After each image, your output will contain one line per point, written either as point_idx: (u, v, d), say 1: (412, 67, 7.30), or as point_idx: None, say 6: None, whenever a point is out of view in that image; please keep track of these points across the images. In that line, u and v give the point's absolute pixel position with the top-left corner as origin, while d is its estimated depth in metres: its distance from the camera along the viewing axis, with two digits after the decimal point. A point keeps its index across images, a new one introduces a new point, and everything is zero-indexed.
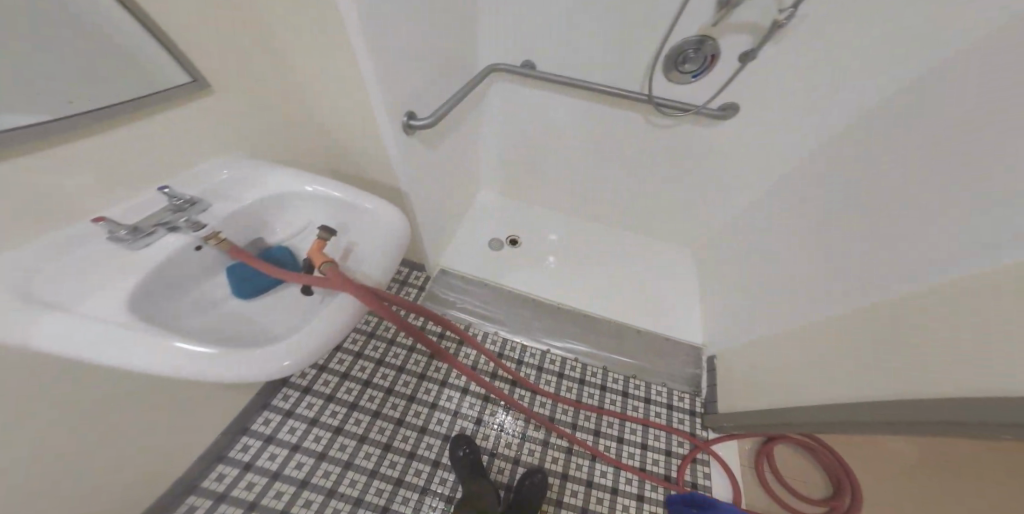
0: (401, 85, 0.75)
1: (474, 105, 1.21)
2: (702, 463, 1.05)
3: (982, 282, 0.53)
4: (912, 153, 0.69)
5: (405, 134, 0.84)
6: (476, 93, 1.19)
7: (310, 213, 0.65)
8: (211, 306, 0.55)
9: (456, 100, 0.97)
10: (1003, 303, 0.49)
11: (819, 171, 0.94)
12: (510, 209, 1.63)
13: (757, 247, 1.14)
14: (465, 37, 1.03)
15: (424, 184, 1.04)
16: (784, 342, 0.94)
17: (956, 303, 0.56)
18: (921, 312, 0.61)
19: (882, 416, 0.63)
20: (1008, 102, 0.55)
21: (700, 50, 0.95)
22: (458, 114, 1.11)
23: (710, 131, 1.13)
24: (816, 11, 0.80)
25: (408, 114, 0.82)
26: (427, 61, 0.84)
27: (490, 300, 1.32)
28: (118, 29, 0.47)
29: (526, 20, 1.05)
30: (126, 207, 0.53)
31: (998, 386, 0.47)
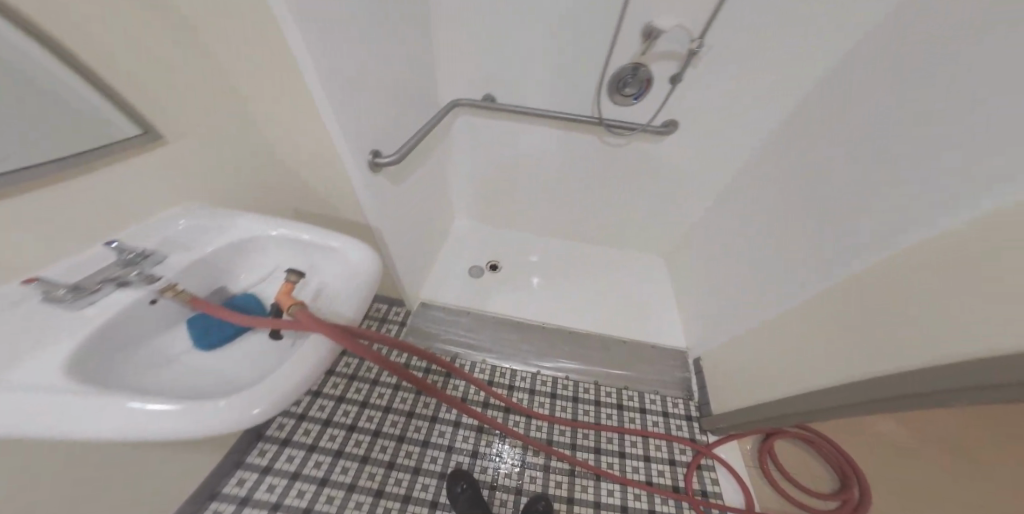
0: (365, 118, 0.79)
1: (439, 138, 1.27)
2: (707, 469, 1.04)
3: (925, 257, 0.60)
4: (857, 153, 0.76)
5: (372, 171, 0.86)
6: (440, 127, 1.24)
7: (281, 257, 0.66)
8: (169, 362, 0.53)
9: (421, 134, 1.01)
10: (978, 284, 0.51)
11: (771, 174, 1.03)
12: (484, 234, 1.66)
13: (725, 247, 1.22)
14: (426, 78, 1.10)
15: (396, 218, 1.06)
16: (761, 335, 0.98)
17: (915, 283, 0.60)
18: (882, 289, 0.66)
19: (862, 396, 0.65)
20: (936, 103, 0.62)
21: (636, 76, 1.05)
22: (424, 148, 1.16)
23: (658, 146, 1.23)
24: (721, 36, 0.96)
25: (373, 153, 0.85)
26: (388, 94, 0.88)
27: (473, 327, 1.31)
28: (83, 89, 0.46)
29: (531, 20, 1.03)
30: (70, 262, 0.48)
31: (964, 349, 0.51)
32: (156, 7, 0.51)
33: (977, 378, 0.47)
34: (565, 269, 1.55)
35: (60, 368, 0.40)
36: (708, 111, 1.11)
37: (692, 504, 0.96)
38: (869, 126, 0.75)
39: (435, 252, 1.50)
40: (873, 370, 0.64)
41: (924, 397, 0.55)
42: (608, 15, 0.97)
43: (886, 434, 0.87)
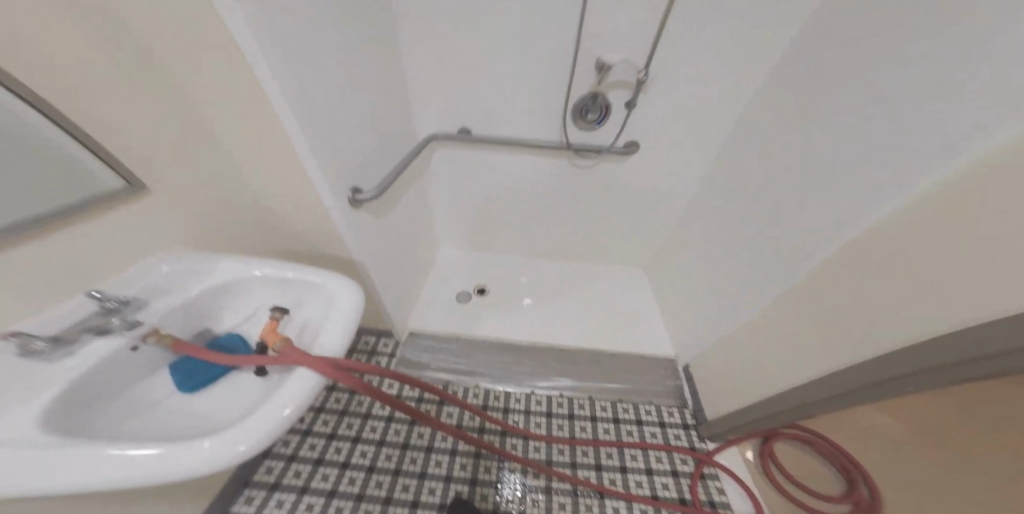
0: (342, 160, 0.83)
1: (418, 171, 1.32)
2: (712, 477, 1.02)
3: (882, 242, 0.65)
4: (815, 153, 0.84)
5: (352, 207, 0.89)
6: (418, 161, 1.30)
7: (264, 296, 0.67)
8: (146, 410, 0.52)
9: (399, 170, 1.06)
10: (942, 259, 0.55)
11: (738, 184, 1.12)
12: (470, 260, 1.70)
13: (702, 254, 1.28)
14: (402, 118, 1.17)
15: (379, 250, 1.08)
16: (743, 334, 1.02)
17: (881, 273, 0.65)
18: (851, 278, 0.71)
19: (853, 384, 0.67)
20: (875, 104, 0.69)
21: (595, 103, 1.14)
22: (404, 182, 1.20)
23: (623, 165, 1.32)
24: (663, 65, 1.06)
25: (352, 190, 0.88)
26: (366, 136, 0.93)
27: (464, 353, 1.30)
28: (63, 140, 0.48)
29: (530, 20, 1.01)
30: (49, 314, 0.48)
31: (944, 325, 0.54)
32: (127, 71, 0.55)
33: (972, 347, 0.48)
34: (553, 287, 1.58)
35: (37, 420, 0.39)
36: (706, 109, 1.14)
37: None
38: (823, 126, 0.82)
39: (420, 282, 1.51)
40: (858, 359, 0.67)
41: (908, 378, 0.58)
42: (566, 51, 1.06)
43: (882, 428, 0.89)
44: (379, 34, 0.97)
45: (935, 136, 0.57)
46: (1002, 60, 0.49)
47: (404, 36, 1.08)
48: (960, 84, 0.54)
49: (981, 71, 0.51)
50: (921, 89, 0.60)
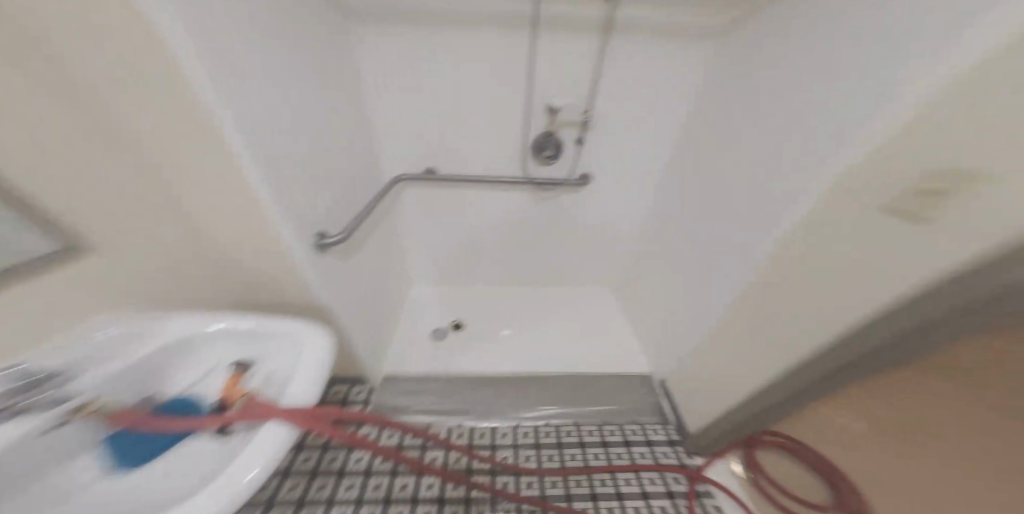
0: (308, 205, 0.83)
1: (386, 212, 1.33)
2: (706, 495, 1.02)
3: (797, 244, 0.74)
4: (736, 174, 0.96)
5: (316, 251, 0.87)
6: (385, 202, 1.32)
7: (220, 352, 0.63)
8: (66, 499, 0.46)
9: (365, 212, 1.07)
10: (847, 253, 0.63)
11: (682, 204, 1.25)
12: (443, 296, 1.68)
13: (661, 270, 1.37)
14: (367, 163, 1.21)
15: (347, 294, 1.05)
16: (705, 342, 1.07)
17: (803, 267, 0.73)
18: (781, 276, 0.79)
19: (819, 374, 0.72)
20: (778, 130, 0.82)
21: (551, 141, 1.23)
22: (370, 224, 1.21)
23: (582, 194, 1.42)
24: (607, 106, 1.19)
25: (317, 235, 0.87)
26: (330, 182, 0.95)
27: (442, 392, 1.25)
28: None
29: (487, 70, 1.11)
30: None
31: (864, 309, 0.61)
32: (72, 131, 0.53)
33: (907, 320, 0.54)
34: (528, 316, 1.60)
35: None
36: (646, 142, 1.28)
37: None
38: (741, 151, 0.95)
39: (393, 322, 1.47)
40: (809, 351, 0.73)
41: (863, 360, 0.63)
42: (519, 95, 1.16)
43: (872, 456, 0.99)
44: (344, 88, 1.02)
45: (824, 153, 0.68)
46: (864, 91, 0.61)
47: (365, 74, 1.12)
48: (835, 111, 0.67)
49: (853, 100, 0.63)
50: (812, 116, 0.73)
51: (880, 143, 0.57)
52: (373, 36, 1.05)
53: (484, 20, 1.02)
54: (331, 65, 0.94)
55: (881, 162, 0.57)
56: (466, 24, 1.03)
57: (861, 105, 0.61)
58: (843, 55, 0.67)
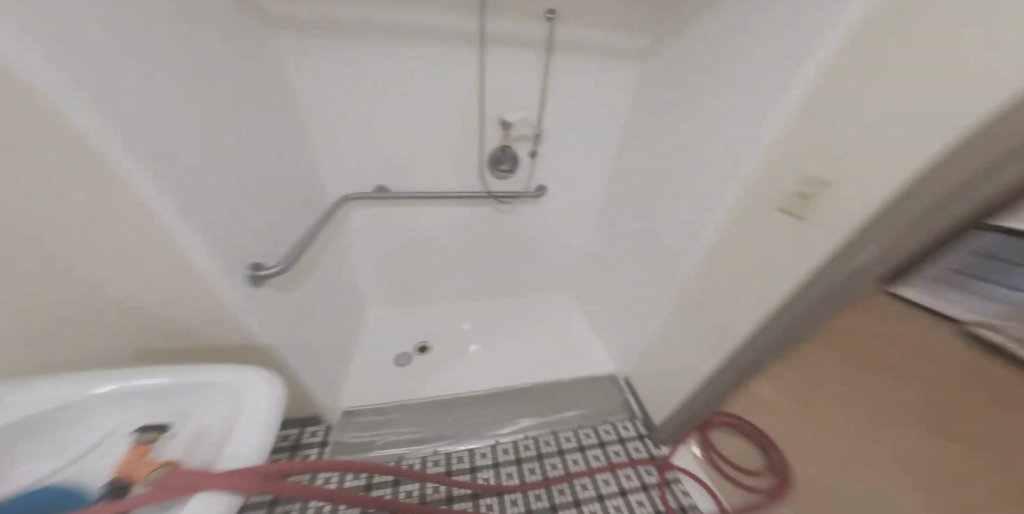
0: (235, 232, 0.73)
1: (333, 233, 1.25)
2: (675, 481, 1.07)
3: (731, 239, 0.84)
4: (668, 181, 1.07)
5: (251, 285, 0.77)
6: (333, 223, 1.23)
7: (104, 421, 0.50)
8: None
9: (309, 238, 0.98)
10: (771, 248, 0.73)
11: (622, 210, 1.35)
12: (402, 318, 1.61)
13: (613, 272, 1.45)
14: (308, 184, 1.12)
15: (294, 327, 0.95)
16: (660, 336, 1.15)
17: (738, 261, 0.82)
18: (719, 270, 0.88)
19: (755, 352, 0.81)
20: (699, 140, 0.92)
21: (506, 154, 1.26)
22: (316, 247, 1.12)
23: (537, 205, 1.47)
24: (555, 121, 1.24)
25: (251, 267, 0.77)
26: (264, 204, 0.86)
27: (412, 420, 1.18)
28: None
29: (434, 86, 1.11)
30: None
31: (792, 291, 0.70)
32: None
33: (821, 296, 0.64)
34: (493, 328, 1.59)
35: None
36: (593, 154, 1.36)
37: None
38: (669, 160, 1.05)
39: (349, 351, 1.36)
40: (745, 334, 0.82)
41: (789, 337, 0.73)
42: (471, 112, 1.18)
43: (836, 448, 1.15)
44: (274, 106, 0.94)
45: (747, 158, 0.77)
46: (771, 105, 0.70)
47: (354, 80, 1.06)
48: (748, 121, 0.76)
49: (761, 110, 0.73)
50: (729, 126, 0.82)
51: (797, 149, 0.67)
52: (306, 51, 0.99)
53: (428, 37, 1.02)
54: (256, 81, 0.87)
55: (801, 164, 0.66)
56: (414, 41, 1.02)
57: (770, 114, 0.71)
58: (746, 77, 0.77)
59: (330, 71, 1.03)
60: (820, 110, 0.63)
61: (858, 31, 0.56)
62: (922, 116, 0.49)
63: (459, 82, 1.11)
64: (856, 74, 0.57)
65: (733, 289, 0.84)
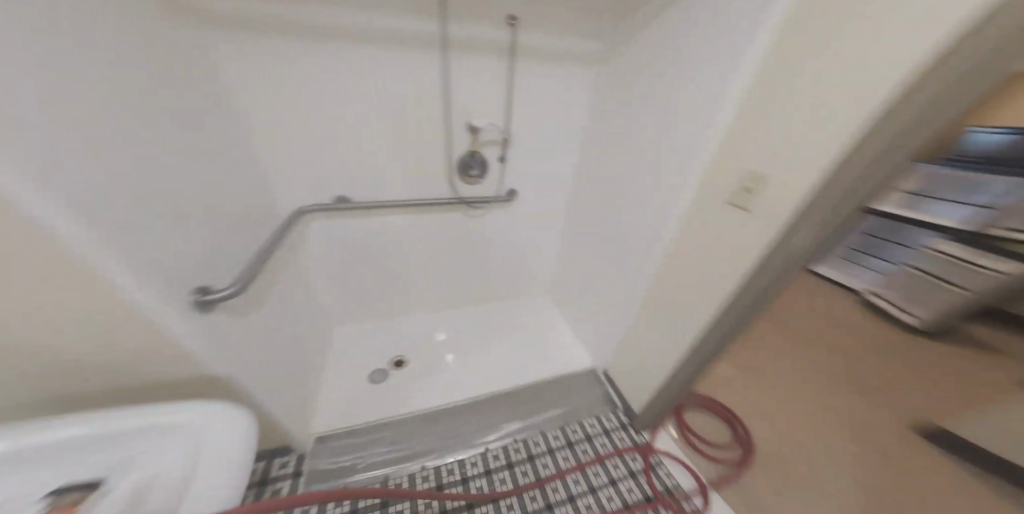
0: (167, 249, 0.64)
1: (291, 248, 1.16)
2: (659, 464, 1.12)
3: (690, 230, 0.90)
4: (628, 179, 1.12)
5: (199, 311, 0.69)
6: (289, 238, 1.15)
7: (12, 487, 0.47)
8: None
9: (265, 255, 0.90)
10: (726, 235, 0.80)
11: (587, 210, 1.40)
12: (374, 334, 1.54)
13: (583, 270, 1.50)
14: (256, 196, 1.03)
15: (253, 353, 0.86)
16: (632, 327, 1.20)
17: (698, 249, 0.89)
18: (682, 260, 0.94)
19: (718, 332, 0.87)
20: (654, 139, 0.99)
21: (475, 160, 1.27)
22: (274, 264, 1.04)
23: (508, 209, 1.48)
24: (521, 125, 1.26)
25: (198, 290, 0.69)
26: (206, 219, 0.78)
27: (395, 437, 1.13)
28: None
29: (396, 91, 1.08)
30: None
31: (747, 273, 0.77)
32: None
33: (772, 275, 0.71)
34: (471, 335, 1.57)
35: None
36: (559, 158, 1.40)
37: (665, 506, 1.00)
38: (628, 160, 1.11)
39: (317, 374, 1.27)
40: (707, 317, 0.88)
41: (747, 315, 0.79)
42: (437, 117, 1.17)
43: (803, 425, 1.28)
44: (210, 112, 0.85)
45: (700, 153, 0.84)
46: (716, 104, 0.78)
47: (354, 81, 1.03)
48: (698, 120, 0.83)
49: (708, 109, 0.80)
50: (681, 125, 0.89)
51: (741, 143, 0.74)
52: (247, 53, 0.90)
53: (387, 42, 1.00)
54: (185, 84, 0.77)
55: (746, 156, 0.73)
56: (374, 46, 0.99)
57: (717, 113, 0.78)
58: (693, 80, 0.83)
59: (330, 71, 0.99)
60: (757, 108, 0.70)
61: (782, 36, 0.63)
62: (837, 107, 0.56)
63: (421, 87, 1.10)
64: (784, 75, 0.64)
65: (695, 276, 0.91)
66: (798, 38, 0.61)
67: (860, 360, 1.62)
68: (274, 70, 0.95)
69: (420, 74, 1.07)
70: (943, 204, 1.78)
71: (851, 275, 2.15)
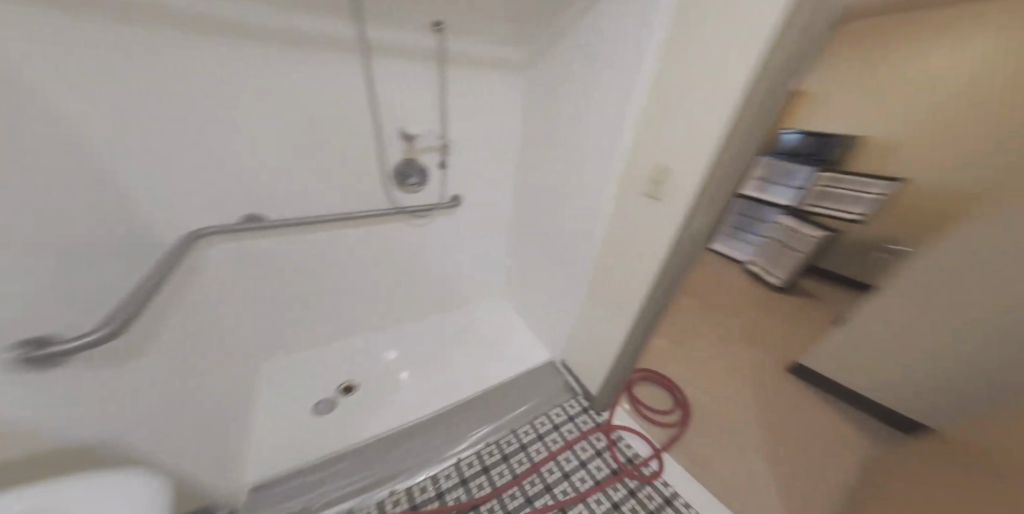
0: None
1: (198, 276, 0.98)
2: (620, 439, 1.20)
3: (617, 216, 1.02)
4: (559, 177, 1.22)
5: (17, 371, 0.48)
6: (194, 264, 0.96)
7: None
8: None
9: (157, 286, 0.73)
10: (646, 216, 0.92)
11: (527, 211, 1.48)
12: (314, 365, 1.37)
13: (529, 269, 1.57)
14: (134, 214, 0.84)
15: (155, 408, 0.70)
16: (580, 313, 1.28)
17: (623, 232, 1.00)
18: (613, 243, 1.05)
19: (648, 306, 0.99)
20: (576, 137, 1.09)
21: (412, 167, 1.25)
22: (176, 295, 0.86)
23: (453, 215, 1.48)
24: (460, 132, 1.28)
25: (30, 341, 0.50)
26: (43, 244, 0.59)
27: (354, 469, 1.02)
28: None
29: (320, 93, 1.01)
30: None
31: (664, 248, 0.89)
32: None
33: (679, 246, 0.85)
34: (426, 349, 1.51)
35: None
36: (500, 163, 1.45)
37: (629, 474, 1.09)
38: (558, 158, 1.21)
39: (245, 420, 1.08)
40: (637, 290, 1.00)
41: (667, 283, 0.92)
42: (365, 124, 1.11)
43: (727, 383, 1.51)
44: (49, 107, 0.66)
45: (615, 144, 0.96)
46: (624, 100, 0.89)
47: (329, 93, 1.02)
48: (612, 114, 0.94)
49: (619, 105, 0.92)
50: (599, 121, 0.99)
51: (651, 133, 0.86)
52: (109, 41, 0.71)
53: (297, 41, 0.91)
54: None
55: (654, 144, 0.86)
56: (298, 46, 0.92)
57: (626, 106, 0.90)
58: (602, 81, 0.94)
59: (318, 79, 0.98)
60: (661, 101, 0.82)
61: (671, 39, 0.76)
62: (723, 90, 0.68)
63: (344, 89, 1.04)
64: (678, 71, 0.76)
65: (625, 256, 1.02)
66: (687, 46, 0.73)
67: (760, 321, 1.98)
68: (265, 73, 0.91)
69: (343, 77, 1.02)
70: (781, 187, 2.42)
71: (735, 249, 2.65)
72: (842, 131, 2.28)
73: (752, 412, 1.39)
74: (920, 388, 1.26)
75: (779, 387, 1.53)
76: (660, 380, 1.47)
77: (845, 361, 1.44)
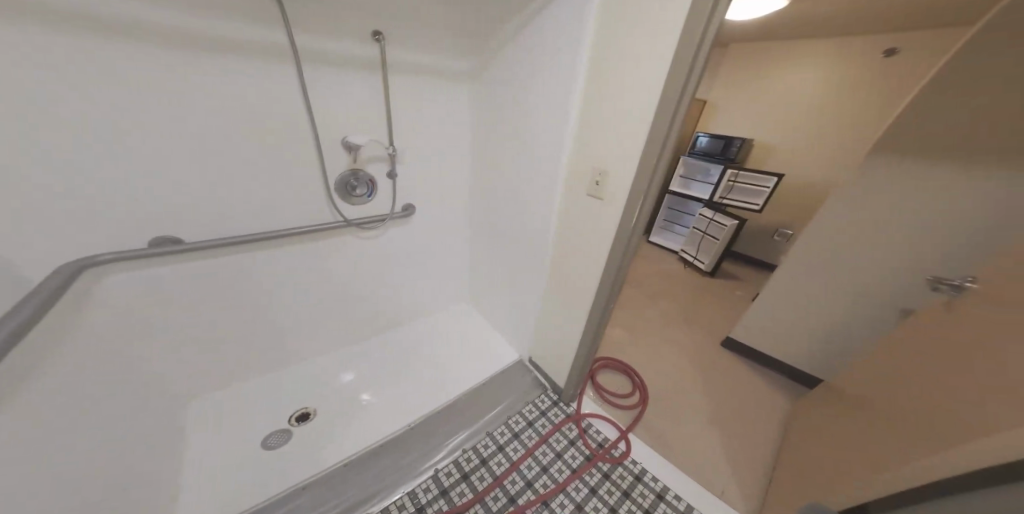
0: None
1: (75, 311, 0.80)
2: (590, 426, 1.26)
3: (564, 210, 1.09)
4: (509, 177, 1.26)
5: None
6: (73, 296, 0.80)
7: None
8: None
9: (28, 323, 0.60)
10: (590, 209, 1.00)
11: (482, 216, 1.51)
12: (261, 396, 1.22)
13: (489, 272, 1.59)
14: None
15: (119, 433, 0.83)
16: (543, 308, 1.32)
17: (571, 226, 1.08)
18: (563, 237, 1.12)
19: (599, 293, 1.05)
20: (521, 139, 1.15)
21: (359, 179, 1.21)
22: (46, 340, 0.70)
23: (407, 224, 1.45)
24: (407, 138, 1.27)
25: None
26: None
27: (320, 503, 0.94)
28: None
29: (258, 96, 0.94)
30: None
31: (608, 238, 0.97)
32: None
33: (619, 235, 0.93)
34: (389, 366, 1.42)
35: None
36: (453, 169, 1.46)
37: (602, 458, 1.14)
38: (506, 161, 1.25)
39: (167, 472, 0.92)
40: (589, 279, 1.07)
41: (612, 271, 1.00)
42: (302, 135, 1.05)
43: (672, 365, 1.66)
44: None
45: (556, 141, 1.02)
46: (562, 100, 0.96)
47: (261, 95, 0.94)
48: (552, 112, 1.00)
49: (557, 104, 0.98)
50: (541, 121, 1.05)
51: (589, 130, 0.94)
52: (70, 41, 0.70)
53: (216, 37, 0.84)
54: None
55: (592, 140, 0.94)
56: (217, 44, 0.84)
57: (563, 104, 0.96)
58: (542, 82, 1.01)
59: (243, 78, 0.90)
60: (596, 100, 0.89)
61: (601, 43, 0.84)
62: (647, 89, 0.78)
63: (278, 94, 0.97)
64: (608, 73, 0.84)
65: (576, 248, 1.08)
66: (614, 50, 0.82)
67: (697, 303, 2.23)
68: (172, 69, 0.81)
69: (280, 80, 0.96)
70: (696, 183, 2.78)
71: (668, 239, 3.05)
72: (735, 132, 2.70)
73: (697, 386, 1.54)
74: (821, 343, 1.52)
75: (715, 359, 1.73)
76: (619, 365, 1.58)
77: (760, 328, 1.68)
